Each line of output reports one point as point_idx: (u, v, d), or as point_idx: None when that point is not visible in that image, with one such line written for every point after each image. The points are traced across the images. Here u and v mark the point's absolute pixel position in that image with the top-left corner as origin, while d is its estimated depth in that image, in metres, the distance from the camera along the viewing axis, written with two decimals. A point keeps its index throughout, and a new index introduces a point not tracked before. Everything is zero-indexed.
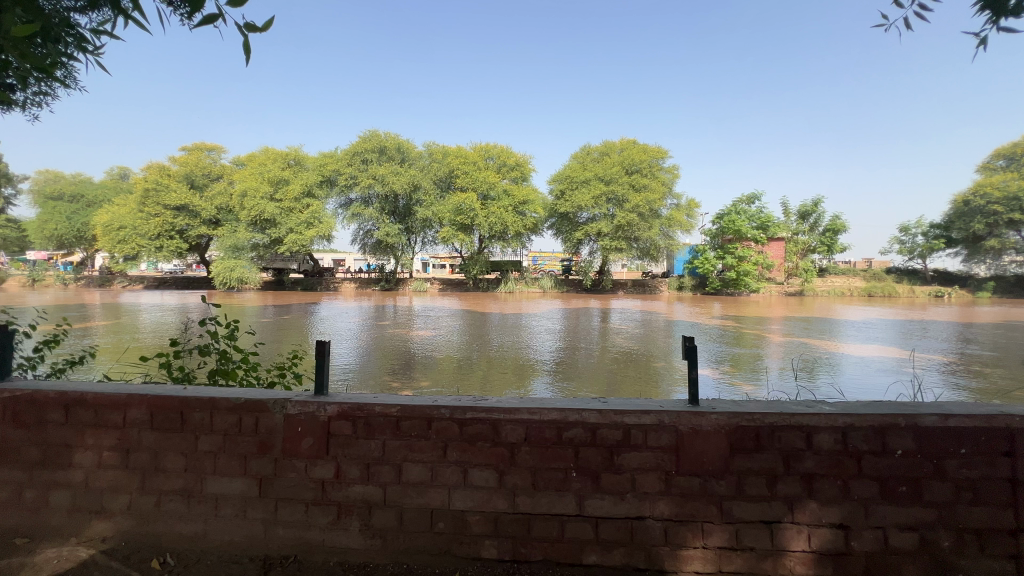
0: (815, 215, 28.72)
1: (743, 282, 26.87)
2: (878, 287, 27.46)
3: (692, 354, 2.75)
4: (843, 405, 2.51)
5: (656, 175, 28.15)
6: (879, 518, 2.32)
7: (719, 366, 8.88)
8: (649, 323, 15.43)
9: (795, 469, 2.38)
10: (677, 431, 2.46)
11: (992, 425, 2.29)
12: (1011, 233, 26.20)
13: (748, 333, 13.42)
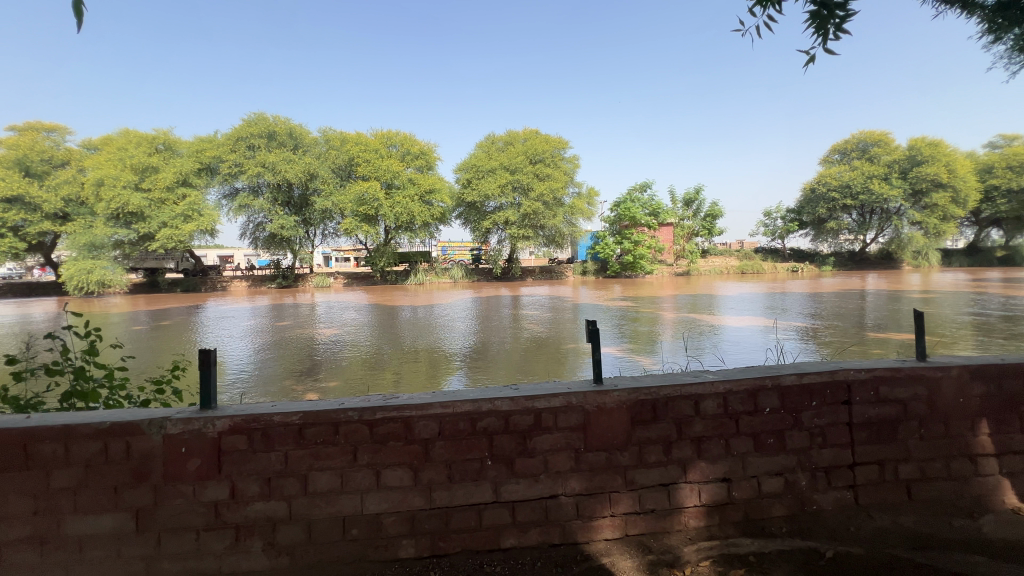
0: (697, 202, 31.94)
1: (639, 265, 29.09)
2: (749, 266, 31.31)
3: (595, 336, 2.90)
4: (723, 373, 2.82)
5: (558, 165, 29.10)
6: (754, 468, 2.66)
7: (621, 344, 9.58)
8: (557, 308, 16.08)
9: (685, 434, 2.64)
10: (584, 410, 2.60)
11: (835, 379, 2.73)
12: (845, 216, 31.29)
13: (645, 312, 14.59)
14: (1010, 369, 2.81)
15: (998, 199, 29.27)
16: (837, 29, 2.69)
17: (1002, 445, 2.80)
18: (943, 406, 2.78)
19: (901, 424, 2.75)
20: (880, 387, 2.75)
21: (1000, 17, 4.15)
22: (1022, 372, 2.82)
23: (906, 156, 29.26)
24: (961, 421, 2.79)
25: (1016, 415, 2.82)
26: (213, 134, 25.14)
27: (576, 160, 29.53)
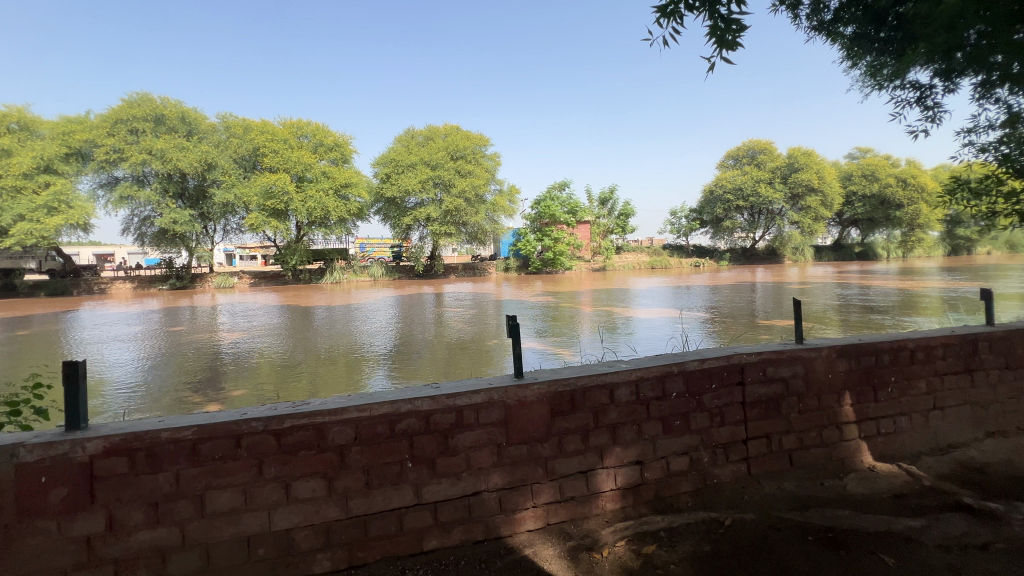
0: (612, 202, 33.78)
1: (559, 261, 30.06)
2: (658, 261, 33.66)
3: (515, 330, 2.92)
4: (635, 362, 2.99)
5: (479, 162, 29.12)
6: (663, 450, 2.86)
7: (543, 339, 9.84)
8: (481, 304, 16.17)
9: (601, 422, 2.76)
10: (505, 405, 2.61)
11: (731, 362, 3.00)
12: (737, 216, 34.77)
13: (565, 306, 15.09)
14: (866, 347, 3.28)
15: (856, 203, 34.14)
16: (732, 43, 2.98)
17: (861, 412, 3.27)
18: (817, 382, 3.16)
19: (784, 400, 3.09)
20: (768, 368, 3.07)
21: (856, 45, 4.97)
22: (875, 349, 3.30)
23: (786, 163, 32.98)
24: (830, 394, 3.20)
25: (871, 386, 3.30)
26: (84, 114, 21.86)
27: (496, 158, 29.70)
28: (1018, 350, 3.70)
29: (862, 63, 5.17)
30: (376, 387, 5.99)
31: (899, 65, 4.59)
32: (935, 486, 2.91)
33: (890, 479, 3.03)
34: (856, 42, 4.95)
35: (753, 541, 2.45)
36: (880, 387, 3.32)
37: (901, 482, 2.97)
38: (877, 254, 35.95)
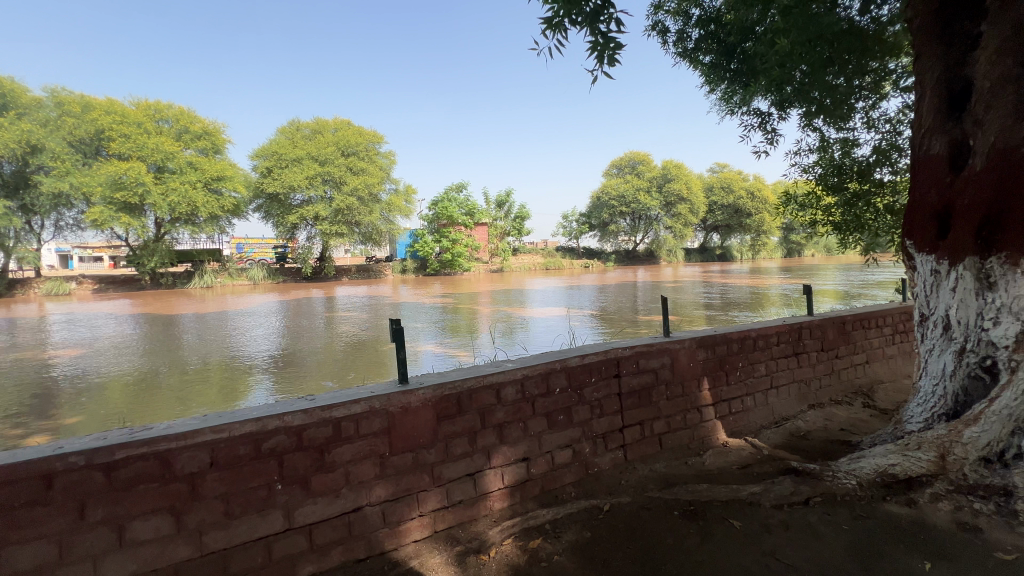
0: (508, 205, 34.58)
1: (457, 263, 29.98)
2: (552, 262, 35.23)
3: (399, 334, 2.80)
4: (520, 361, 3.05)
5: (373, 159, 27.70)
6: (547, 444, 2.95)
7: (441, 341, 9.70)
8: (376, 308, 15.53)
9: (488, 422, 2.77)
10: (387, 413, 2.49)
11: (608, 357, 3.21)
12: (621, 221, 37.75)
13: (464, 308, 15.05)
14: (720, 337, 3.74)
15: (716, 211, 39.06)
16: (611, 58, 3.22)
17: (716, 395, 3.71)
18: (680, 371, 3.51)
19: (654, 389, 3.39)
20: (640, 360, 3.33)
21: (713, 72, 6.19)
22: (727, 339, 3.77)
23: (661, 174, 36.60)
24: (692, 381, 3.58)
25: (723, 371, 3.76)
26: None
27: (391, 156, 28.70)
28: (830, 334, 4.49)
29: (719, 89, 6.39)
30: (257, 400, 5.45)
31: (747, 91, 5.76)
32: (772, 454, 3.41)
33: (739, 451, 3.48)
34: (713, 70, 6.16)
35: (627, 523, 2.63)
36: (731, 371, 3.80)
37: (747, 454, 3.42)
38: (733, 256, 41.51)
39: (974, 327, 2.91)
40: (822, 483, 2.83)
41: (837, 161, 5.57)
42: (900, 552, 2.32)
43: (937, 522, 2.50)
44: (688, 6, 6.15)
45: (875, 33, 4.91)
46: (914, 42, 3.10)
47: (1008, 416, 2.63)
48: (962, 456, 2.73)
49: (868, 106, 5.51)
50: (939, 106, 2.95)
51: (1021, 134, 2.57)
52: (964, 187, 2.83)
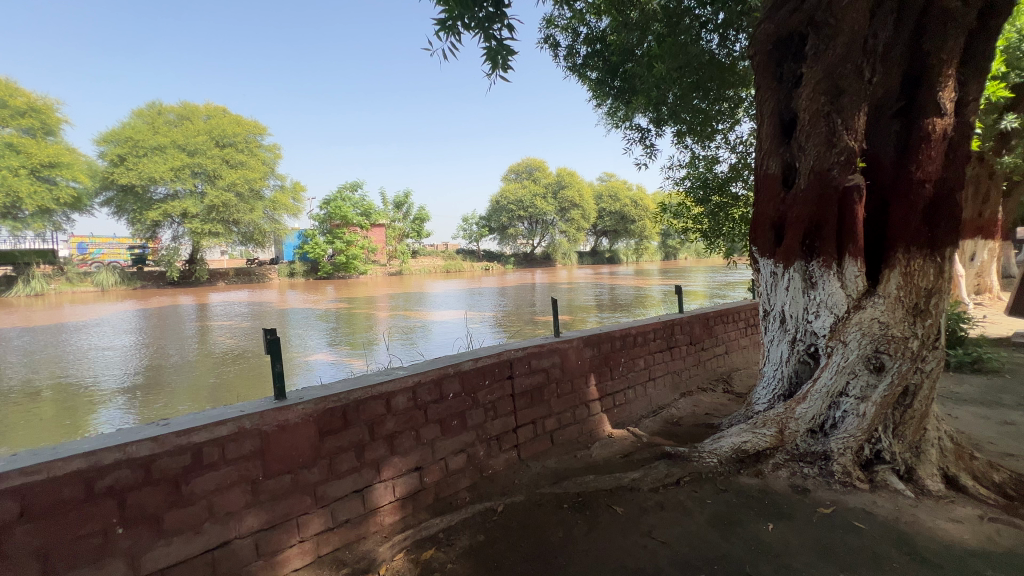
0: (407, 206, 33.69)
1: (353, 265, 28.50)
2: (453, 265, 35.02)
3: (274, 345, 2.55)
4: (411, 367, 2.95)
5: (254, 153, 24.99)
6: (441, 451, 2.91)
7: (335, 349, 9.12)
8: (259, 315, 14.15)
9: (377, 434, 2.64)
10: (261, 433, 2.26)
11: (501, 359, 3.25)
12: (519, 225, 38.88)
13: (360, 313, 14.34)
14: (605, 336, 3.99)
15: (604, 217, 42.02)
16: (505, 64, 3.29)
17: (602, 390, 3.96)
18: (569, 369, 3.69)
19: (545, 388, 3.51)
20: (532, 361, 3.43)
21: (600, 88, 6.61)
22: (611, 336, 4.05)
23: (556, 181, 38.42)
24: (580, 377, 3.78)
25: (608, 367, 4.03)
26: None
27: (273, 150, 26.16)
28: (697, 329, 5.04)
29: (605, 104, 6.84)
30: (106, 427, 4.70)
31: (629, 107, 6.26)
32: (650, 441, 3.73)
33: (622, 441, 3.75)
34: (600, 86, 6.58)
35: (521, 521, 2.68)
36: (615, 367, 4.08)
37: (629, 443, 3.70)
38: (620, 259, 44.93)
39: (801, 320, 3.46)
40: (690, 463, 3.16)
41: (704, 175, 6.27)
42: (750, 517, 2.67)
43: (777, 488, 2.93)
44: (576, 24, 6.51)
45: (730, 66, 5.63)
46: (756, 75, 3.58)
47: (826, 392, 3.18)
48: (796, 429, 3.23)
49: (726, 129, 6.29)
50: (773, 132, 3.46)
51: (830, 159, 3.11)
52: (792, 202, 3.36)
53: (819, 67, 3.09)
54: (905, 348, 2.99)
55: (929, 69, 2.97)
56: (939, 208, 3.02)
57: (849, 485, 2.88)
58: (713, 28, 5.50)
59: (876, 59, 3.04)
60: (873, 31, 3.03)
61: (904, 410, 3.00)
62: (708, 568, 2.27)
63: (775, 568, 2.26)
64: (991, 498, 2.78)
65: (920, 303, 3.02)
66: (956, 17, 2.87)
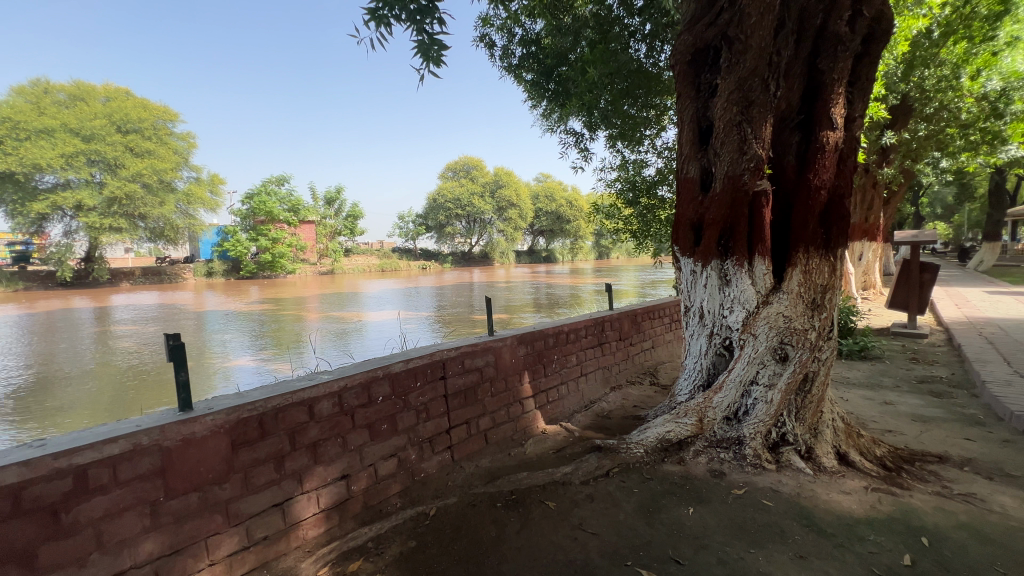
0: (338, 202, 32.21)
1: (279, 265, 26.82)
2: (388, 264, 33.97)
3: (178, 352, 2.31)
4: (337, 371, 2.81)
5: (164, 141, 22.76)
6: (370, 457, 2.80)
7: (259, 354, 8.53)
8: (171, 318, 12.96)
9: (299, 443, 2.48)
10: (162, 449, 2.04)
11: (433, 359, 3.18)
12: (456, 223, 38.54)
13: (288, 314, 13.55)
14: (539, 333, 4.04)
15: (541, 217, 42.79)
16: (438, 60, 3.20)
17: (535, 387, 4.01)
18: (503, 367, 3.69)
19: (479, 388, 3.49)
20: (465, 360, 3.39)
21: (535, 89, 6.69)
22: (544, 334, 4.10)
23: (493, 180, 38.58)
24: (514, 375, 3.79)
25: (541, 364, 4.08)
26: None
27: (189, 138, 24.18)
28: (626, 325, 5.26)
29: (540, 106, 6.94)
30: None
31: (563, 110, 6.39)
32: (582, 435, 3.82)
33: (555, 437, 3.81)
34: (535, 87, 6.66)
35: (453, 524, 2.64)
36: (548, 364, 4.15)
37: (561, 438, 3.78)
38: (556, 258, 45.88)
39: (718, 315, 3.71)
40: (619, 455, 3.28)
41: (633, 178, 6.53)
42: (673, 502, 2.81)
43: (697, 473, 3.12)
44: (511, 24, 6.52)
45: (656, 75, 5.91)
46: (677, 83, 3.77)
47: (740, 382, 3.42)
48: (713, 417, 3.45)
49: (653, 135, 6.59)
50: (692, 138, 3.67)
51: (742, 165, 3.35)
52: (709, 204, 3.58)
53: (731, 79, 3.32)
54: (805, 339, 3.30)
55: (823, 86, 3.29)
56: (832, 212, 3.36)
57: (758, 467, 3.13)
58: (640, 37, 5.76)
59: (779, 75, 3.32)
60: (777, 49, 3.30)
61: (805, 395, 3.30)
62: (635, 555, 2.36)
63: (695, 549, 2.39)
64: (874, 470, 3.13)
65: (817, 298, 3.34)
66: (844, 41, 3.20)
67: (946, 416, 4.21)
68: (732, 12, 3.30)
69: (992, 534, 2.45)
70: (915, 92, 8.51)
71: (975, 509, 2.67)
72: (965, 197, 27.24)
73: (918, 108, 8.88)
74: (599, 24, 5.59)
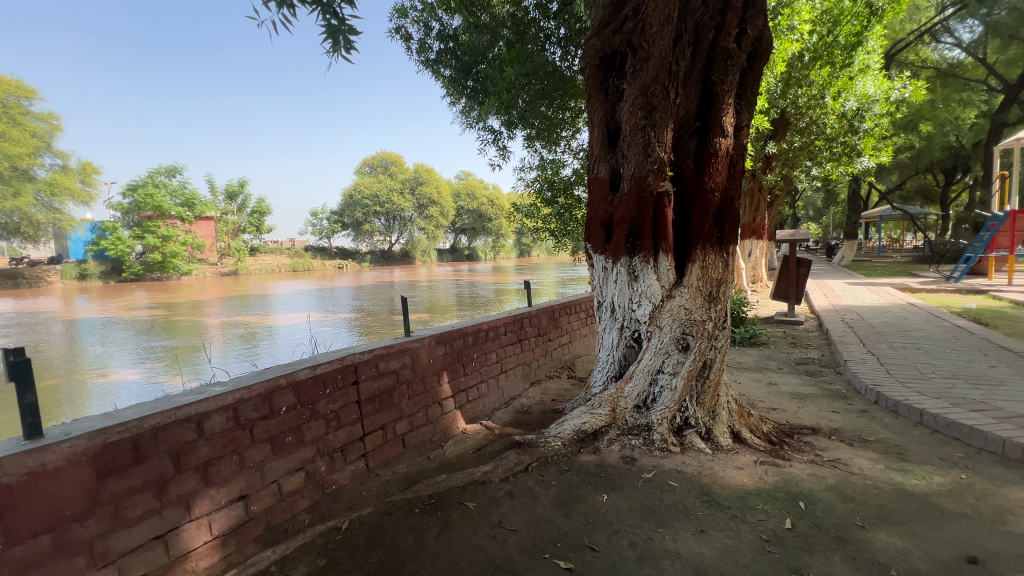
0: (242, 197, 29.64)
1: (172, 265, 24.07)
2: (300, 263, 31.76)
3: (24, 370, 1.95)
4: (231, 382, 2.54)
5: (18, 121, 19.23)
6: (272, 473, 2.57)
7: (149, 366, 7.59)
8: (32, 328, 11.15)
9: (185, 465, 2.21)
10: (2, 486, 1.70)
11: (344, 364, 2.99)
12: (375, 221, 37.10)
13: (182, 320, 12.19)
14: (457, 332, 3.99)
15: (462, 215, 42.59)
16: (348, 47, 2.95)
17: (454, 387, 3.95)
18: (420, 368, 3.58)
19: (395, 391, 3.36)
20: (380, 363, 3.24)
21: (453, 85, 6.60)
22: (463, 333, 4.05)
23: (413, 177, 37.72)
24: (432, 376, 3.70)
25: (460, 363, 4.04)
26: None
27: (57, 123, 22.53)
28: (545, 321, 5.38)
29: (459, 102, 6.85)
30: None
31: (482, 108, 6.35)
32: (501, 432, 3.83)
33: (475, 435, 3.79)
34: (453, 84, 6.58)
35: (368, 535, 2.51)
36: (467, 362, 4.11)
37: (481, 436, 3.76)
38: (479, 256, 45.88)
39: (628, 309, 3.90)
40: (537, 449, 3.32)
41: (551, 178, 6.67)
42: (589, 491, 2.91)
43: (611, 461, 3.25)
44: (428, 18, 6.35)
45: (571, 79, 6.05)
46: (587, 86, 3.89)
47: (647, 371, 3.63)
48: (625, 406, 3.63)
49: (570, 136, 6.78)
50: (602, 140, 3.83)
51: (646, 167, 3.55)
52: (618, 203, 3.76)
53: (636, 85, 3.50)
54: (704, 329, 3.58)
55: (716, 96, 3.58)
56: (724, 211, 3.67)
57: (665, 450, 3.34)
58: (555, 41, 5.84)
59: (678, 84, 3.56)
60: (675, 59, 3.53)
61: (704, 380, 3.58)
62: (553, 547, 2.41)
63: (609, 534, 2.49)
64: (761, 445, 3.48)
65: (713, 292, 3.63)
66: (732, 56, 3.50)
67: (817, 392, 4.81)
68: (636, 21, 3.47)
69: (854, 492, 2.82)
70: (791, 108, 9.56)
71: (840, 472, 3.08)
72: (830, 201, 31.47)
73: (794, 122, 9.97)
74: (516, 25, 5.65)
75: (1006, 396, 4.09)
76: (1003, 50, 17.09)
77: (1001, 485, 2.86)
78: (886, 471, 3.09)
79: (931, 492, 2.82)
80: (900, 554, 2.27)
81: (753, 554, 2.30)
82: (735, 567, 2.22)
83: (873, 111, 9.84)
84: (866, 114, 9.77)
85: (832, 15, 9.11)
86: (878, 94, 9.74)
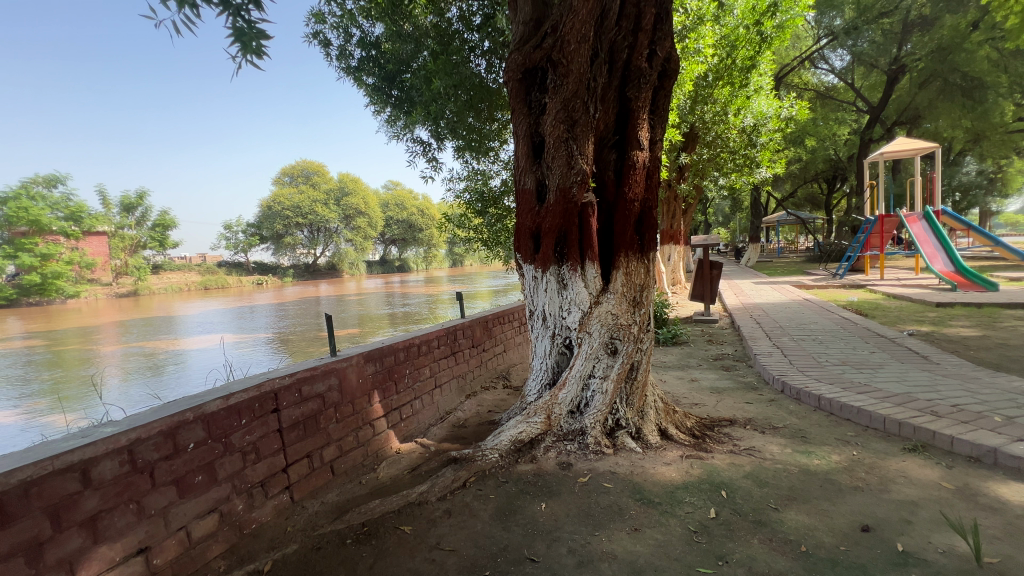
0: (141, 209, 26.94)
1: (55, 288, 21.21)
2: (213, 280, 29.13)
3: None
4: (124, 421, 2.24)
5: None
6: (178, 519, 2.31)
7: (27, 406, 6.54)
8: None
9: (67, 521, 1.92)
10: None
11: (262, 391, 2.76)
12: (297, 232, 35.06)
13: (68, 350, 10.68)
14: (387, 349, 3.84)
15: (392, 225, 41.56)
16: (258, 50, 2.76)
17: (386, 406, 3.80)
18: (348, 390, 3.40)
19: (321, 415, 3.16)
20: (302, 387, 3.02)
21: (377, 94, 6.43)
22: (393, 349, 3.92)
23: (338, 187, 36.33)
24: (361, 397, 3.53)
25: (392, 380, 3.89)
26: None
27: None
28: (480, 333, 5.37)
29: (384, 112, 6.69)
30: None
31: (409, 117, 6.25)
32: (437, 449, 3.74)
33: (410, 455, 3.67)
34: (377, 92, 6.40)
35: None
36: (399, 379, 3.98)
37: (416, 455, 3.65)
38: (410, 266, 44.93)
39: (558, 317, 3.98)
40: (474, 464, 3.26)
41: (480, 189, 6.69)
42: (528, 501, 2.91)
43: (548, 469, 3.29)
44: (347, 24, 6.16)
45: (497, 90, 6.05)
46: (511, 96, 3.93)
47: (580, 376, 3.73)
48: (559, 412, 3.69)
49: (497, 147, 6.88)
50: (527, 152, 3.90)
51: (570, 179, 3.66)
52: (544, 214, 3.84)
53: (557, 99, 3.61)
54: (630, 333, 3.75)
55: (632, 112, 3.78)
56: (644, 221, 3.87)
57: (599, 452, 3.44)
58: (479, 53, 5.86)
59: (596, 99, 3.72)
60: (593, 76, 3.68)
61: (633, 382, 3.73)
62: (493, 563, 2.37)
63: (548, 543, 2.50)
64: (686, 440, 3.68)
65: (637, 297, 3.81)
66: (645, 75, 3.72)
67: (733, 385, 5.21)
68: (555, 38, 3.58)
69: (766, 477, 3.07)
70: (699, 123, 10.45)
71: (754, 459, 3.33)
72: (736, 208, 34.46)
73: (701, 136, 10.84)
74: (439, 35, 5.65)
75: (884, 378, 4.68)
76: (866, 77, 19.86)
77: (884, 458, 3.25)
78: (793, 454, 3.39)
79: (829, 469, 3.14)
80: (807, 531, 2.49)
81: (682, 547, 2.42)
82: (667, 561, 2.31)
83: (767, 127, 10.88)
84: (761, 129, 10.81)
85: (729, 39, 9.95)
86: (771, 111, 10.78)
